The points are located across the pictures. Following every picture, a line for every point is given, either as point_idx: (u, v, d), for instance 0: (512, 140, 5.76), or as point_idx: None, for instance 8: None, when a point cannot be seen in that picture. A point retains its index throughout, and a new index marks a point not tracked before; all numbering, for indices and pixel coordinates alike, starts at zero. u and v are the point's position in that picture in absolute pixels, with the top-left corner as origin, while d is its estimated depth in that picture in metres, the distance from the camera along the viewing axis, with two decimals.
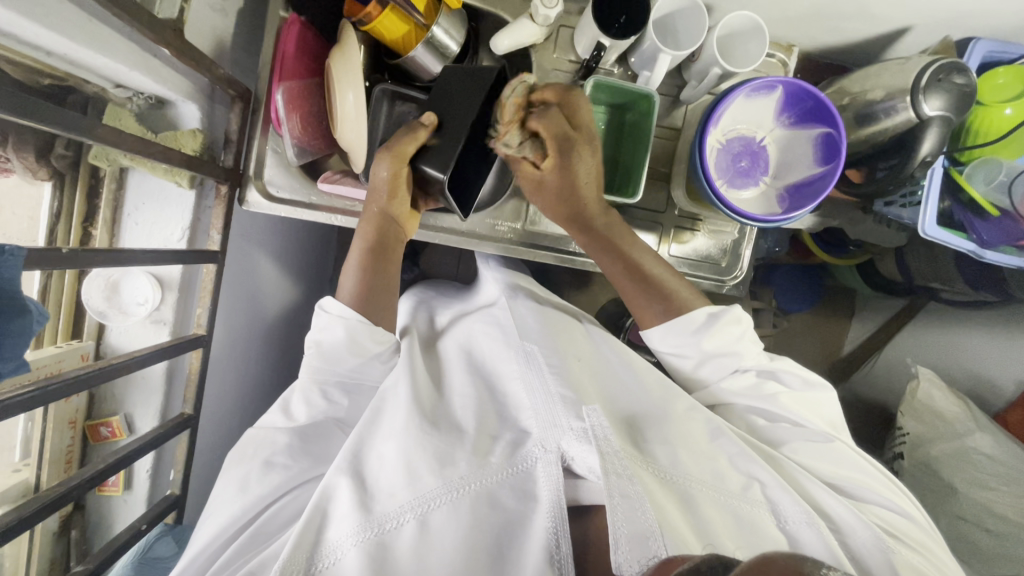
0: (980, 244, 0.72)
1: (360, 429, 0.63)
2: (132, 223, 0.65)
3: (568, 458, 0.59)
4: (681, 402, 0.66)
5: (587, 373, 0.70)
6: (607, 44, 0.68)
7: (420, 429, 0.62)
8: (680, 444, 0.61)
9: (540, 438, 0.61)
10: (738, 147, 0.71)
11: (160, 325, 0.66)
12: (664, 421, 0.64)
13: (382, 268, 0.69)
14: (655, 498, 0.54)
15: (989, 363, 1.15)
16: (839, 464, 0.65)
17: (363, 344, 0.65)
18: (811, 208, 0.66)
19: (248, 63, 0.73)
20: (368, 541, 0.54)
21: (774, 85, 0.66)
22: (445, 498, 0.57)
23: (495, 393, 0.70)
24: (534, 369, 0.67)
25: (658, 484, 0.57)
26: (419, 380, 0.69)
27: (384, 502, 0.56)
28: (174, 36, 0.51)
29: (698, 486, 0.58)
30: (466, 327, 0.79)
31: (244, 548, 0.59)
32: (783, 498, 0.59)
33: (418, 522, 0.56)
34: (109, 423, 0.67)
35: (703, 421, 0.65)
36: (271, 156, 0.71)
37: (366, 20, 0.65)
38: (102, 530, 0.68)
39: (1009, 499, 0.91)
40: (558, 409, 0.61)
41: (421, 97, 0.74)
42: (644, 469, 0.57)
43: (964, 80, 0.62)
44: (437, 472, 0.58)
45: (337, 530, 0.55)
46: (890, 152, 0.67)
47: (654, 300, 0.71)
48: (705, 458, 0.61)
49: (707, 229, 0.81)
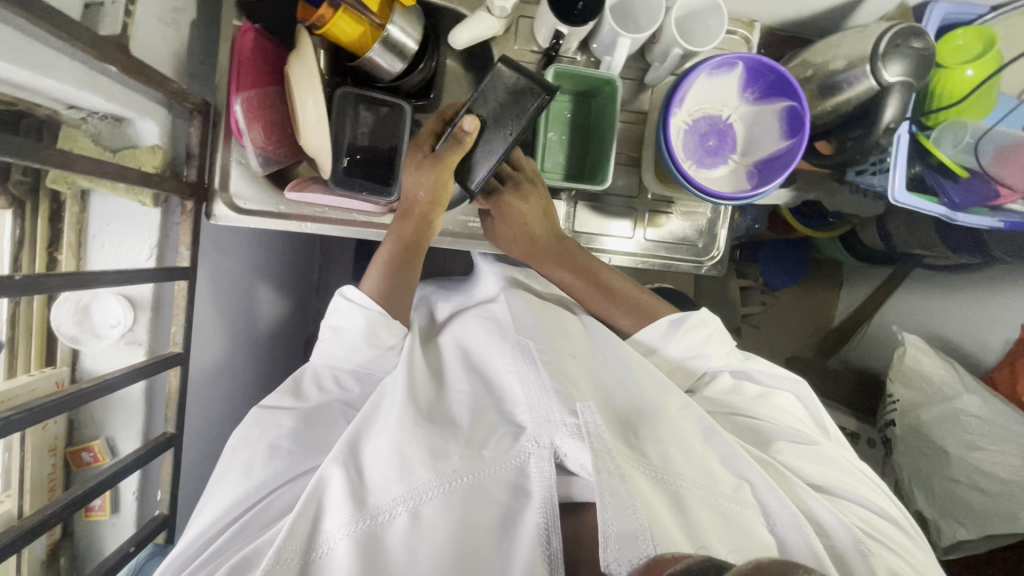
0: (951, 207, 0.72)
1: (358, 422, 0.64)
2: (98, 244, 0.64)
3: (561, 453, 0.59)
4: (674, 399, 0.66)
5: (583, 368, 0.68)
6: (565, 32, 0.67)
7: (414, 423, 0.61)
8: (672, 443, 0.61)
9: (535, 433, 0.60)
10: (704, 126, 0.71)
11: (134, 346, 0.66)
12: (658, 418, 0.63)
13: (406, 269, 0.70)
14: (646, 497, 0.54)
15: (975, 325, 1.16)
16: (824, 466, 0.66)
17: (380, 335, 0.67)
18: (779, 183, 0.66)
19: (206, 76, 0.72)
20: (359, 533, 0.54)
21: (734, 61, 0.66)
22: (437, 491, 0.57)
23: (490, 387, 0.69)
24: (529, 361, 0.66)
25: (650, 482, 0.57)
26: (416, 377, 0.68)
27: (378, 495, 0.57)
28: (119, 53, 0.50)
29: (690, 486, 0.59)
30: (465, 321, 0.78)
31: (235, 537, 0.60)
32: (773, 502, 0.60)
33: (410, 515, 0.56)
34: (91, 448, 0.66)
35: (697, 419, 0.64)
36: (236, 168, 0.70)
37: (321, 23, 0.64)
38: (91, 555, 0.68)
39: (998, 458, 0.93)
40: (551, 403, 0.61)
41: (404, 105, 0.74)
42: (637, 469, 0.57)
43: (921, 44, 0.62)
44: (430, 466, 0.58)
45: (331, 520, 0.56)
46: (859, 119, 0.67)
47: (629, 312, 0.77)
48: (696, 456, 0.62)
49: (680, 210, 0.81)
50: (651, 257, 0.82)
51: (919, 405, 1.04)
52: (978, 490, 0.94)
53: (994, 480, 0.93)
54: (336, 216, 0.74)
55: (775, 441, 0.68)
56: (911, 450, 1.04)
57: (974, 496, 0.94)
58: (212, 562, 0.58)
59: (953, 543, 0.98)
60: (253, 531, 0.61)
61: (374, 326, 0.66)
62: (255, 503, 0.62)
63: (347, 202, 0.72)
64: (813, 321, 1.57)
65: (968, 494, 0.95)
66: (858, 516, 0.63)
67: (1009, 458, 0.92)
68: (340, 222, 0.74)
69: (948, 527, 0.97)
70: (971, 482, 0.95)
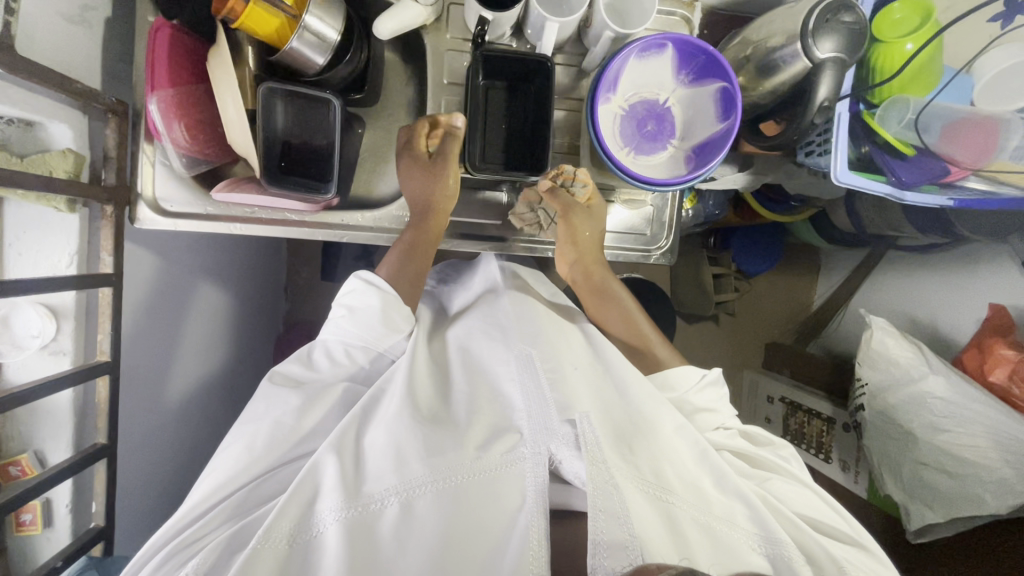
0: (898, 185, 0.70)
1: (356, 412, 0.63)
2: (14, 253, 0.62)
3: (557, 460, 0.62)
4: (671, 417, 0.65)
5: (586, 382, 0.67)
6: (489, 18, 0.65)
7: (413, 420, 0.62)
8: (664, 458, 0.63)
9: (532, 440, 0.61)
10: (641, 111, 0.69)
11: (59, 356, 0.64)
12: (653, 434, 0.64)
13: (419, 263, 0.72)
14: (638, 516, 0.56)
15: (943, 306, 1.15)
16: (806, 500, 0.68)
17: (393, 318, 0.69)
18: (714, 166, 0.64)
19: (125, 75, 0.70)
20: (350, 518, 0.55)
21: (662, 42, 0.64)
22: (430, 486, 0.58)
23: (491, 391, 0.69)
24: (531, 371, 0.66)
25: (648, 501, 0.59)
26: (418, 376, 0.68)
27: (372, 484, 0.58)
28: (4, 52, 0.48)
29: (683, 507, 0.60)
30: (467, 322, 0.77)
31: (229, 514, 0.60)
32: (765, 527, 0.61)
33: (402, 505, 0.57)
34: (19, 462, 0.64)
35: (692, 442, 0.64)
36: (161, 169, 0.69)
37: (233, 17, 0.61)
38: (26, 569, 0.66)
39: (966, 439, 0.91)
40: (551, 413, 0.62)
41: (326, 93, 0.70)
42: (633, 484, 0.59)
43: (853, 18, 0.60)
44: (426, 461, 0.59)
45: (324, 504, 0.56)
46: (790, 103, 0.66)
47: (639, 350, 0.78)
48: (690, 475, 0.63)
49: (621, 197, 0.78)
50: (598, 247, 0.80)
51: (888, 388, 1.03)
52: (946, 473, 0.93)
53: (959, 462, 0.92)
54: (265, 216, 0.72)
55: (772, 478, 0.69)
56: (879, 434, 1.03)
57: (941, 479, 0.93)
58: (193, 544, 0.57)
59: (922, 526, 0.97)
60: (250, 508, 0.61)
61: (389, 310, 0.68)
62: (252, 478, 0.62)
63: (279, 203, 0.71)
64: (791, 306, 1.59)
65: (936, 477, 0.94)
66: (850, 559, 0.63)
67: (976, 439, 0.91)
68: (271, 221, 0.73)
69: (918, 511, 0.96)
70: (938, 464, 0.94)
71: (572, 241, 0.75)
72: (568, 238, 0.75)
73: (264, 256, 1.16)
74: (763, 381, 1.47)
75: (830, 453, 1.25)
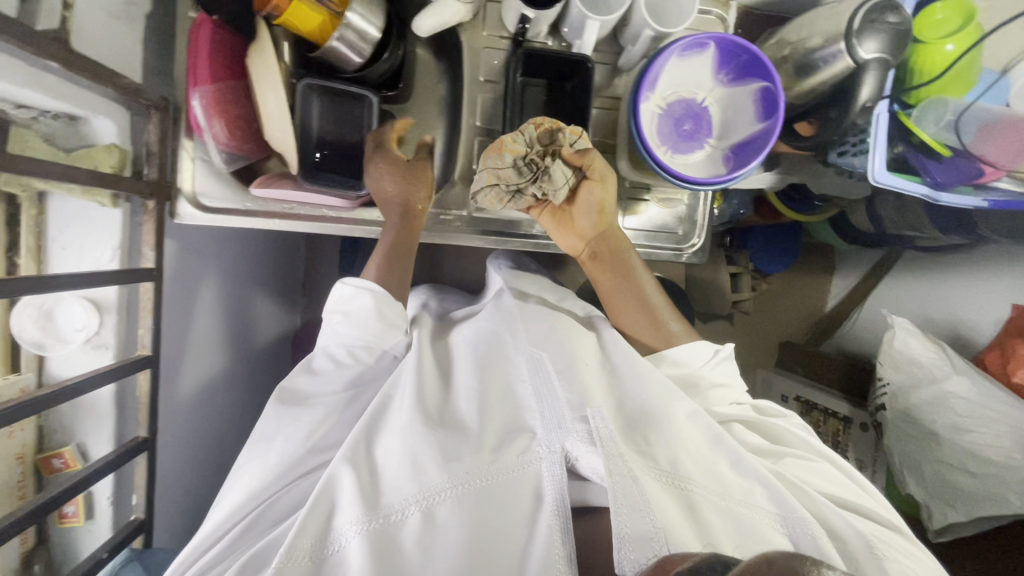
0: (934, 186, 0.71)
1: (366, 420, 0.64)
2: (58, 247, 0.63)
3: (572, 457, 0.61)
4: (682, 406, 0.64)
5: (595, 379, 0.66)
6: (531, 16, 0.65)
7: (426, 427, 0.61)
8: (681, 447, 0.61)
9: (545, 439, 0.61)
10: (679, 110, 0.69)
11: (102, 349, 0.65)
12: (669, 424, 0.62)
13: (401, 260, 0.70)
14: (659, 503, 0.56)
15: (965, 306, 1.15)
16: (825, 477, 0.67)
17: (388, 314, 0.67)
18: (754, 167, 0.64)
19: (165, 71, 0.70)
20: (371, 530, 0.56)
21: (705, 42, 0.64)
22: (449, 493, 0.58)
23: (503, 387, 0.67)
24: (543, 371, 0.66)
25: (662, 486, 0.58)
26: (428, 377, 0.67)
27: (390, 494, 0.58)
28: (58, 47, 0.48)
29: (700, 492, 0.59)
30: (473, 321, 0.76)
31: (235, 541, 0.60)
32: (784, 505, 0.60)
33: (422, 514, 0.57)
34: (62, 455, 0.65)
35: (704, 426, 0.63)
36: (200, 165, 0.69)
37: (277, 13, 0.61)
38: (67, 560, 0.67)
39: (990, 440, 0.91)
40: (562, 409, 0.62)
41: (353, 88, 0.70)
42: (649, 475, 0.58)
43: (897, 18, 0.60)
44: (441, 469, 0.59)
45: (343, 516, 0.57)
46: (836, 100, 0.65)
47: (657, 326, 0.73)
48: (705, 463, 0.62)
49: (658, 197, 0.79)
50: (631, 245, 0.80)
51: (909, 387, 1.03)
52: (970, 473, 0.93)
53: (983, 462, 0.92)
54: (303, 211, 0.73)
55: (787, 456, 0.68)
56: (902, 434, 1.03)
57: (966, 479, 0.93)
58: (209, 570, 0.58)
59: (943, 525, 0.98)
60: (262, 528, 0.62)
61: (382, 308, 0.67)
62: (261, 500, 0.62)
63: (318, 198, 0.71)
64: (806, 306, 1.58)
65: (960, 478, 0.94)
66: (878, 537, 0.62)
67: (999, 439, 0.91)
68: (308, 218, 0.73)
69: (939, 510, 0.97)
70: (961, 465, 0.94)
71: (598, 212, 0.72)
72: (594, 209, 0.71)
73: (285, 252, 1.16)
74: (778, 380, 1.47)
75: (847, 452, 1.26)
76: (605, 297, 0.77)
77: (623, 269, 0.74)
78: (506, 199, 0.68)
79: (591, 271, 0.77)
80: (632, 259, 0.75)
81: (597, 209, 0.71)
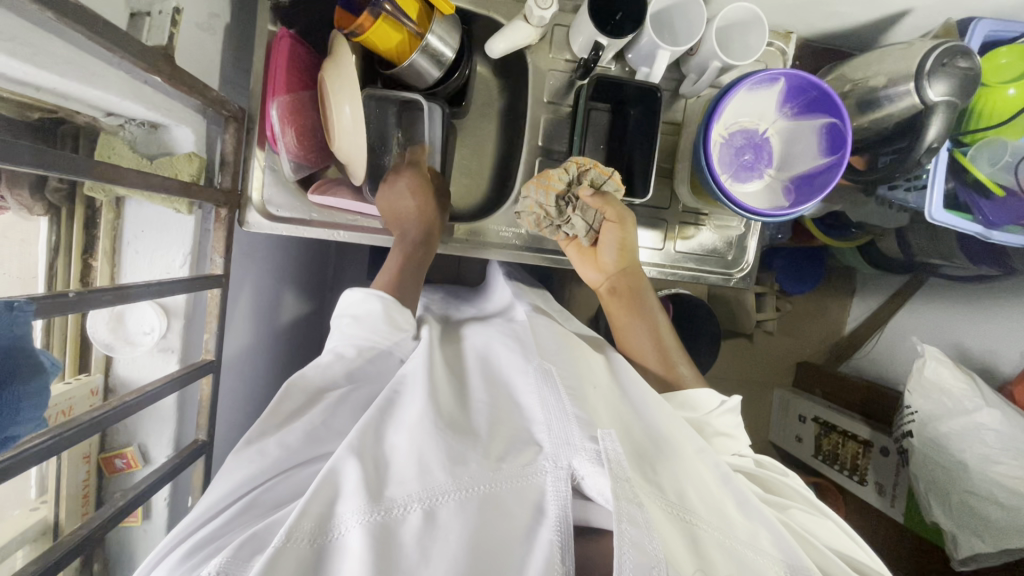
0: (986, 224, 0.71)
1: (375, 416, 0.59)
2: (132, 251, 0.64)
3: (578, 476, 0.54)
4: (690, 441, 0.61)
5: (605, 401, 0.63)
6: (605, 43, 0.66)
7: (435, 427, 0.56)
8: (687, 479, 0.57)
9: (553, 454, 0.55)
10: (740, 141, 0.71)
11: (168, 353, 0.65)
12: (675, 457, 0.58)
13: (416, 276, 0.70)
14: (662, 531, 0.49)
15: (992, 338, 1.16)
16: (834, 539, 0.62)
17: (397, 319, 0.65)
18: (817, 201, 0.65)
19: (237, 80, 0.71)
20: (372, 523, 0.48)
21: (776, 77, 0.65)
22: (454, 494, 0.52)
23: (508, 403, 0.64)
24: (551, 384, 0.61)
25: (666, 515, 0.51)
26: (439, 382, 0.64)
27: (393, 489, 0.52)
28: (167, 64, 0.50)
29: (704, 526, 0.53)
30: (487, 334, 0.75)
31: (236, 519, 0.53)
32: (790, 552, 0.53)
33: (425, 513, 0.50)
34: (124, 455, 0.66)
35: (713, 464, 0.60)
36: (268, 175, 0.70)
37: (360, 31, 0.63)
38: (123, 558, 0.68)
39: (1019, 472, 0.92)
40: (572, 426, 0.55)
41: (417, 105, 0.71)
42: (653, 499, 0.52)
43: (968, 63, 0.61)
44: (448, 470, 0.53)
45: (345, 504, 0.50)
46: (899, 136, 0.67)
47: (665, 362, 0.74)
48: (711, 496, 0.57)
49: (712, 224, 0.81)
50: (680, 268, 0.81)
51: (939, 416, 1.03)
52: (999, 505, 0.93)
53: (1013, 495, 0.92)
54: (366, 224, 0.74)
55: (792, 507, 0.64)
56: (928, 462, 1.04)
57: (995, 511, 0.93)
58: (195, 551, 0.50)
59: (969, 555, 0.99)
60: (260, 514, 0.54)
61: (391, 311, 0.65)
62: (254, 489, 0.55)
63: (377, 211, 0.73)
64: (824, 329, 1.59)
65: (989, 509, 0.94)
66: None
67: None
68: (370, 229, 0.74)
69: (966, 538, 0.98)
70: (990, 496, 0.94)
71: (620, 249, 0.71)
72: (616, 245, 0.71)
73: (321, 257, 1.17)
74: (796, 401, 1.49)
75: (866, 476, 1.26)
76: (617, 327, 0.77)
77: (639, 302, 0.74)
78: (542, 227, 0.71)
79: (607, 304, 0.77)
80: (648, 294, 0.75)
81: (619, 246, 0.71)
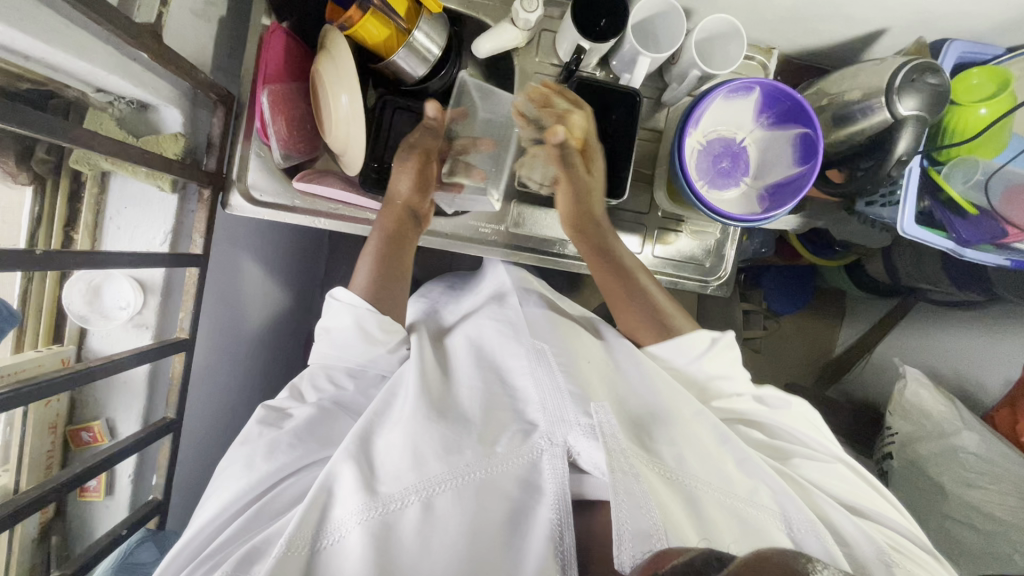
0: (959, 242, 0.72)
1: (370, 417, 0.61)
2: (114, 226, 0.65)
3: (574, 453, 0.57)
4: (687, 405, 0.63)
5: (599, 374, 0.65)
6: (586, 47, 0.68)
7: (427, 418, 0.58)
8: (687, 446, 0.58)
9: (548, 431, 0.58)
10: (718, 148, 0.72)
11: (142, 329, 0.66)
12: (674, 422, 0.60)
13: (393, 261, 0.70)
14: (660, 497, 0.51)
15: (977, 363, 1.15)
16: (842, 484, 0.66)
17: (371, 330, 0.65)
18: (790, 206, 0.66)
19: (231, 68, 0.73)
20: (371, 522, 0.52)
21: (751, 87, 0.67)
22: (450, 483, 0.54)
23: (503, 383, 0.66)
24: (544, 363, 0.63)
25: (662, 482, 0.54)
26: (430, 372, 0.66)
27: (389, 484, 0.54)
28: (153, 41, 0.51)
29: (705, 487, 0.55)
30: (478, 320, 0.74)
31: (247, 525, 0.57)
32: (789, 506, 0.57)
33: (422, 505, 0.53)
34: (91, 428, 0.66)
35: (711, 425, 0.62)
36: (255, 160, 0.71)
37: (349, 24, 0.66)
38: (83, 533, 0.68)
39: (996, 497, 0.90)
40: (565, 403, 0.58)
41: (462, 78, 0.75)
42: (649, 468, 0.54)
43: (938, 80, 0.63)
44: (443, 459, 0.55)
45: (342, 509, 0.53)
46: (870, 152, 0.68)
47: (648, 326, 0.72)
48: (711, 459, 0.59)
49: (689, 230, 0.82)
50: (657, 274, 0.82)
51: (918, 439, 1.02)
52: (975, 530, 0.91)
53: (989, 519, 0.90)
54: (349, 213, 0.75)
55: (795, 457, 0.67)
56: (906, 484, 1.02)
57: (970, 536, 0.91)
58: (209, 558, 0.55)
59: None
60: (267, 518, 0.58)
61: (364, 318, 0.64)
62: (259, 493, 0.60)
63: (363, 201, 0.74)
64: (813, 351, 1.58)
65: (965, 534, 0.92)
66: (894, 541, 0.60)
67: (1006, 498, 0.89)
68: (352, 220, 0.75)
69: None
70: (967, 520, 0.92)
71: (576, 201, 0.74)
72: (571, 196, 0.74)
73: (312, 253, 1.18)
74: None
75: None
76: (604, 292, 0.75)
77: (616, 263, 0.74)
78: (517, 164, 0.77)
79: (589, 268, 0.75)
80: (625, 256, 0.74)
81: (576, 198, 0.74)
